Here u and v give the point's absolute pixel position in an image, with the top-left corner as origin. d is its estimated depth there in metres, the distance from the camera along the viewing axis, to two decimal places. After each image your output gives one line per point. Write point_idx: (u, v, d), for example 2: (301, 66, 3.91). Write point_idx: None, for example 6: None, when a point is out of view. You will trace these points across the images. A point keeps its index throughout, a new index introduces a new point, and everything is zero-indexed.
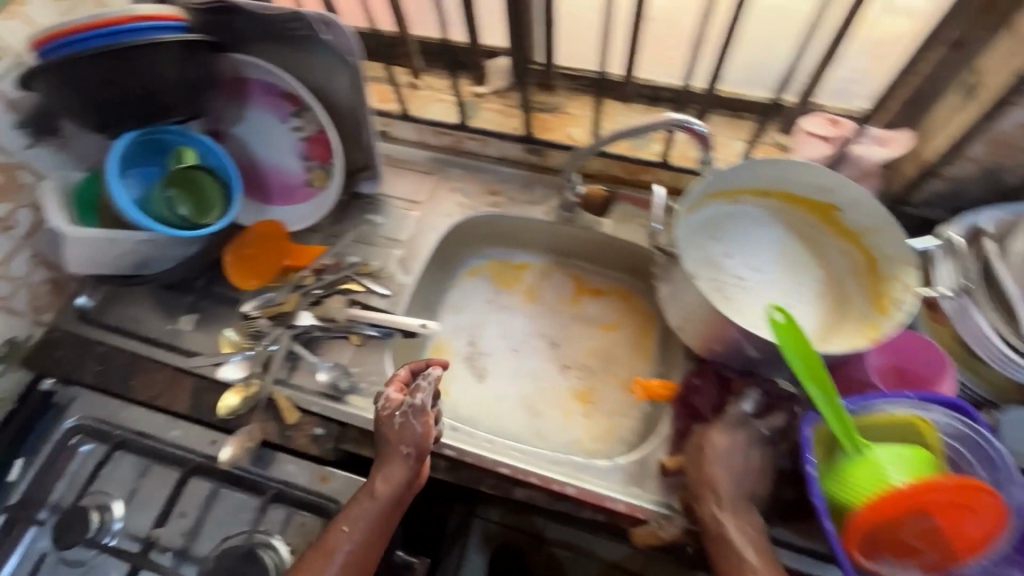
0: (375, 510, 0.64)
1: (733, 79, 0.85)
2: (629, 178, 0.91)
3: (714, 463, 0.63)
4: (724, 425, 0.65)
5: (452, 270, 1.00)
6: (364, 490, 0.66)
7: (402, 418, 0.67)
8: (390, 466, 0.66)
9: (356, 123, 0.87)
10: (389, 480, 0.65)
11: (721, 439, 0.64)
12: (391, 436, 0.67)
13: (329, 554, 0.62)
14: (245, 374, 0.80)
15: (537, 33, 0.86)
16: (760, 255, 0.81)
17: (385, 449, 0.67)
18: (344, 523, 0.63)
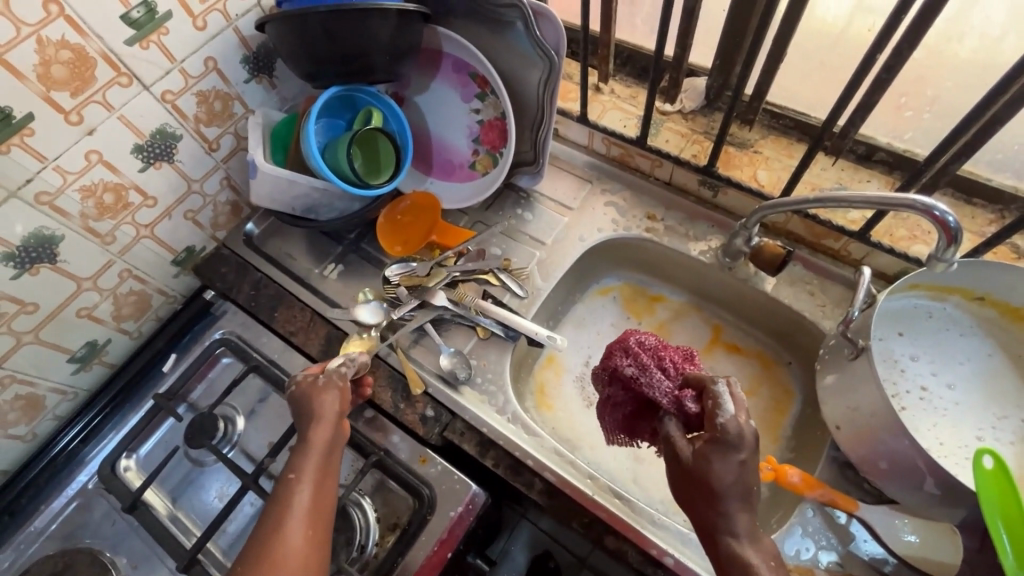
0: (316, 455, 0.63)
1: (979, 159, 0.73)
2: (811, 240, 0.81)
3: (721, 490, 0.50)
4: (722, 445, 0.51)
5: (586, 284, 0.97)
6: (299, 443, 0.64)
7: (326, 378, 0.68)
8: (325, 414, 0.65)
9: (537, 117, 0.86)
10: (321, 429, 0.64)
11: (723, 467, 0.50)
12: (318, 393, 0.66)
13: (286, 510, 0.59)
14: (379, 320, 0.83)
15: (754, 63, 0.79)
16: (959, 371, 0.69)
17: (317, 407, 0.65)
18: (291, 473, 0.62)
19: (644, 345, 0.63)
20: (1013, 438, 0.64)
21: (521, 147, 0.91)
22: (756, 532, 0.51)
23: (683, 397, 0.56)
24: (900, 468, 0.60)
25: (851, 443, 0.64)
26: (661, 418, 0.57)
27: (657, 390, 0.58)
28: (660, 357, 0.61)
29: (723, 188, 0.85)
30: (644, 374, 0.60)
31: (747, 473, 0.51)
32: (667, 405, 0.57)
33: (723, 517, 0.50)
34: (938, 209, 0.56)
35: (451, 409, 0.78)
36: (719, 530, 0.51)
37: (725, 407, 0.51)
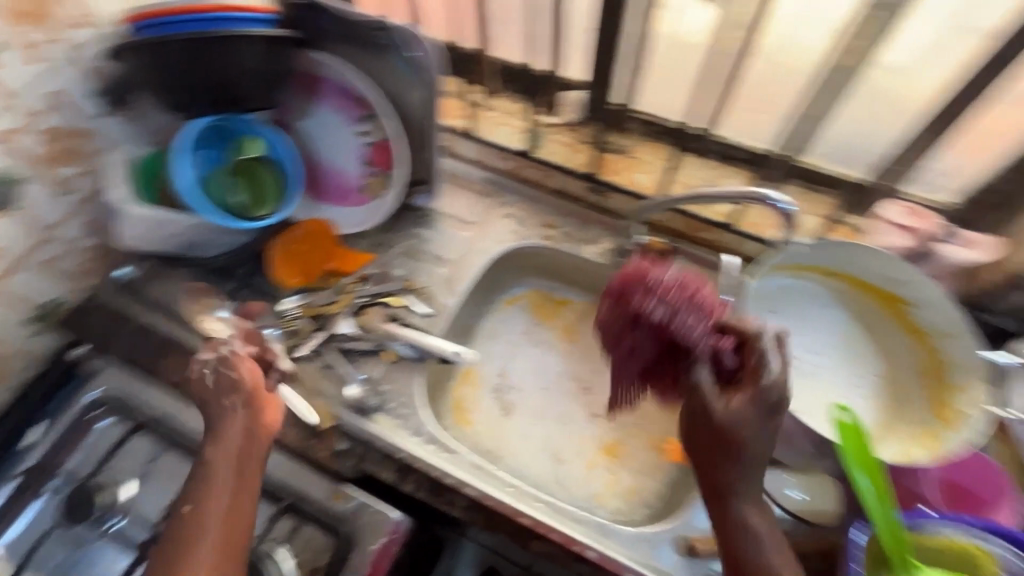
0: (224, 473, 0.62)
1: (818, 152, 0.81)
2: (690, 234, 0.87)
3: (744, 450, 0.60)
4: (760, 399, 0.60)
5: (494, 296, 0.98)
6: (204, 465, 0.63)
7: (212, 373, 0.67)
8: (225, 419, 0.65)
9: (425, 136, 0.86)
10: (225, 438, 0.64)
11: (738, 416, 0.60)
12: (224, 397, 0.66)
13: (193, 540, 0.58)
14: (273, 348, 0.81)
15: (622, 75, 0.85)
16: (819, 337, 0.78)
17: (224, 417, 0.65)
18: (188, 503, 0.60)
19: (668, 284, 0.71)
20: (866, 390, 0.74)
21: (414, 167, 0.91)
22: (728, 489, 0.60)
23: (727, 351, 0.66)
24: (781, 432, 0.66)
25: None
26: (694, 362, 0.67)
27: (696, 339, 0.67)
28: (686, 296, 0.70)
29: (608, 192, 0.92)
30: (676, 321, 0.69)
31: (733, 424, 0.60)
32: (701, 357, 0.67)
33: (735, 484, 0.59)
34: (779, 199, 0.65)
35: (364, 439, 0.75)
36: (730, 490, 0.60)
37: (771, 362, 0.61)
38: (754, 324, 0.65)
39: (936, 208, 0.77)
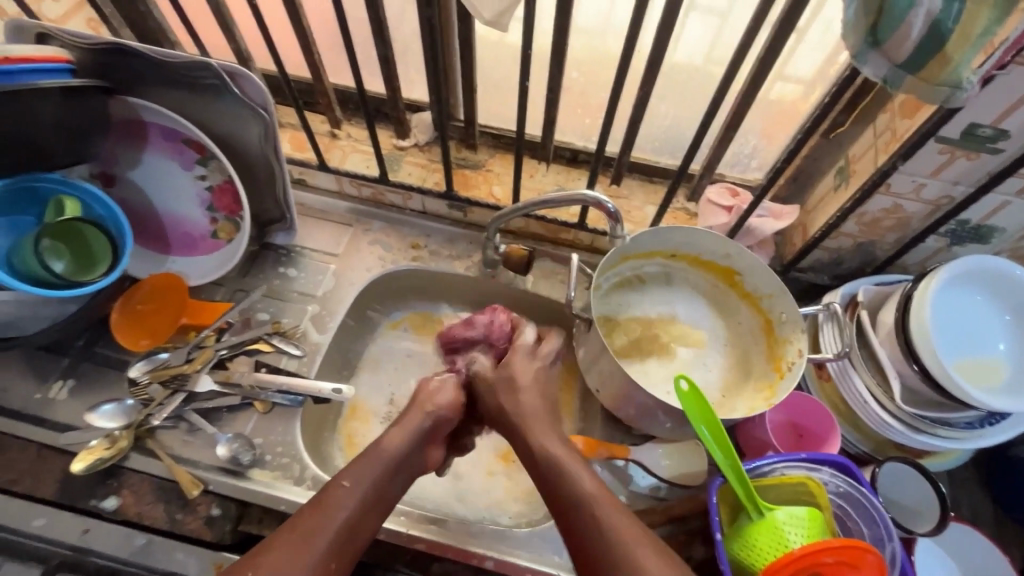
0: (383, 465, 0.62)
1: (643, 146, 0.90)
2: (551, 236, 0.93)
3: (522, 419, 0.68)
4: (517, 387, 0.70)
5: (372, 323, 0.96)
6: (370, 450, 0.63)
7: (440, 382, 0.72)
8: (405, 423, 0.67)
9: (268, 172, 0.83)
10: (409, 441, 0.66)
11: (525, 368, 0.71)
12: (437, 396, 0.71)
13: (326, 512, 0.56)
14: (120, 424, 0.73)
15: (457, 94, 0.87)
16: (675, 319, 0.84)
17: (444, 402, 0.71)
18: (346, 480, 0.59)
19: (496, 322, 0.77)
20: (715, 362, 0.81)
21: (263, 206, 0.87)
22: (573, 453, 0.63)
23: (487, 355, 0.75)
24: (642, 411, 0.72)
25: (612, 402, 0.75)
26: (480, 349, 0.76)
27: (479, 330, 0.76)
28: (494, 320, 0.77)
29: (469, 207, 0.93)
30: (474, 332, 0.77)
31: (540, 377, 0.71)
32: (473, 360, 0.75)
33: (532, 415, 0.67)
34: (602, 200, 0.72)
35: (242, 500, 0.71)
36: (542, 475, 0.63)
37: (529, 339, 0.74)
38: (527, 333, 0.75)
39: (749, 185, 0.86)
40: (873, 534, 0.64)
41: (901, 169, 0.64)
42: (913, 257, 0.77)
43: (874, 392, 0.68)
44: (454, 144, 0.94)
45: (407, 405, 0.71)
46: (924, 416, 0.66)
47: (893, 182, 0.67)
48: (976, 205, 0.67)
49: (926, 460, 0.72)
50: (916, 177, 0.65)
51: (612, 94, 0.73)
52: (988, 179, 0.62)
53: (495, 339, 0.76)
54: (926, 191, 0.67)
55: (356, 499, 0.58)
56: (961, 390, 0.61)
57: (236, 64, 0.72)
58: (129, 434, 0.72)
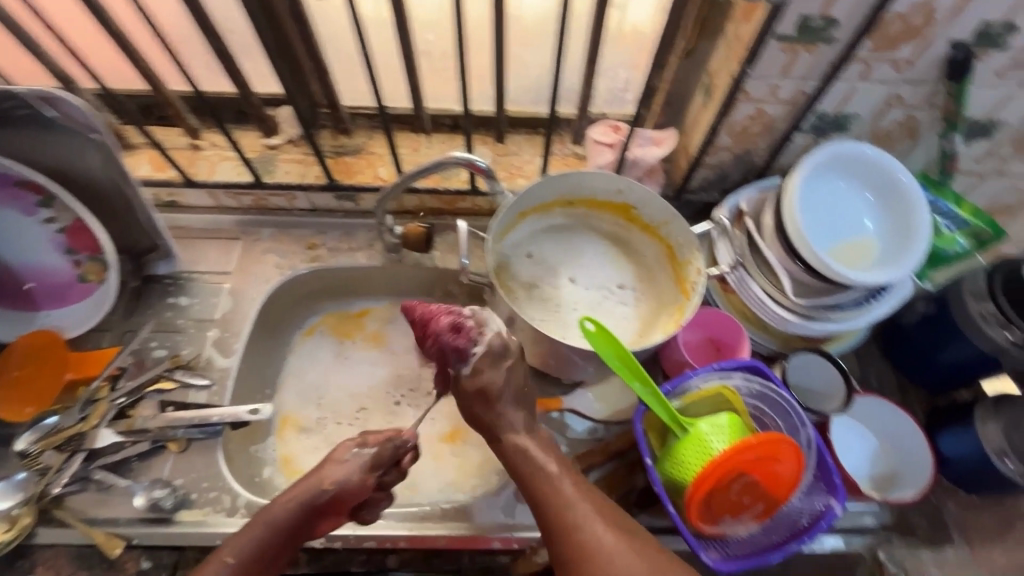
0: (266, 534, 0.59)
1: (519, 99, 0.87)
2: (448, 208, 0.91)
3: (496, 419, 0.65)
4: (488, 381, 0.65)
5: (286, 334, 0.92)
6: (260, 514, 0.60)
7: (353, 453, 0.64)
8: (297, 495, 0.61)
9: (123, 199, 0.76)
10: (301, 514, 0.60)
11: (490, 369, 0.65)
12: (335, 469, 0.63)
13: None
14: (16, 504, 0.66)
15: (313, 79, 0.82)
16: (586, 265, 0.85)
17: (341, 481, 0.62)
18: (228, 553, 0.58)
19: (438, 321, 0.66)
20: (630, 300, 0.83)
21: (132, 238, 0.81)
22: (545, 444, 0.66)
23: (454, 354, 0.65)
24: (561, 360, 0.73)
25: (533, 357, 0.75)
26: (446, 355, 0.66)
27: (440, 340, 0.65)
28: (439, 325, 0.66)
29: (359, 194, 0.88)
30: (441, 339, 0.66)
31: (514, 375, 0.66)
32: (507, 351, 0.66)
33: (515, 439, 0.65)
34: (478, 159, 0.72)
35: (174, 545, 0.68)
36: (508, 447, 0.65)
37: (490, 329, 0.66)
38: (484, 330, 0.66)
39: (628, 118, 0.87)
40: (788, 425, 0.68)
41: (752, 73, 0.66)
42: (786, 158, 0.79)
43: (767, 292, 0.71)
44: (326, 133, 0.90)
45: (310, 472, 0.64)
46: (812, 304, 0.70)
47: (750, 88, 0.68)
48: (828, 95, 0.69)
49: (828, 345, 0.77)
50: (769, 79, 0.67)
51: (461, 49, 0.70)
52: (831, 68, 0.65)
53: (450, 342, 0.65)
54: (780, 91, 0.69)
55: (235, 574, 0.57)
56: (837, 272, 0.64)
57: (42, 88, 0.64)
58: (31, 509, 0.66)
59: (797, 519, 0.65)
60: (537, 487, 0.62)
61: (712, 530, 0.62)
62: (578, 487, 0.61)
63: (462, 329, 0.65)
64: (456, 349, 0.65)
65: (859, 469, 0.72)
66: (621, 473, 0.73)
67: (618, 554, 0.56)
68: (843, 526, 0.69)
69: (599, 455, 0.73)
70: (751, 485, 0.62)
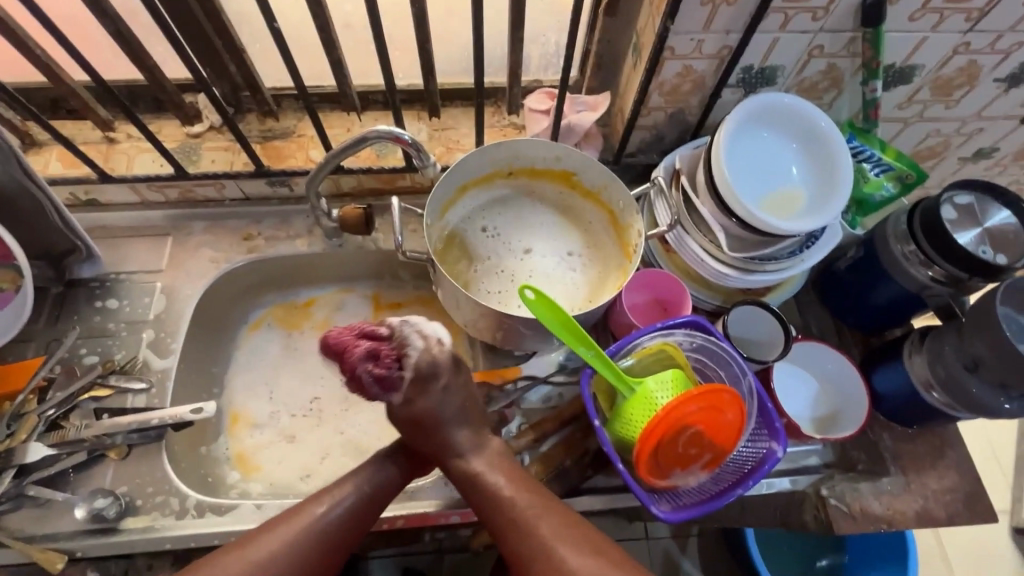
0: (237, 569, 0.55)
1: (451, 70, 0.87)
2: (387, 187, 0.88)
3: (439, 422, 0.65)
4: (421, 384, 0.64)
5: (230, 329, 0.89)
6: (232, 549, 0.57)
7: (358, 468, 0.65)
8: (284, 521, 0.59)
9: (29, 202, 0.71)
10: (287, 541, 0.58)
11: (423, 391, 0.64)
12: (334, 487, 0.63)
13: None
14: None
15: (229, 63, 0.77)
16: (532, 232, 0.85)
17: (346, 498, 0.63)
18: None
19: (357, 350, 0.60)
20: (577, 265, 0.84)
21: (47, 241, 0.76)
22: (480, 445, 0.66)
23: (388, 383, 0.62)
24: (508, 331, 0.73)
25: (480, 331, 0.74)
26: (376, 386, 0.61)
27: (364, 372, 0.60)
28: (359, 357, 0.59)
29: (292, 178, 0.84)
30: (367, 371, 0.60)
31: (452, 388, 0.66)
32: (438, 371, 0.64)
33: (445, 445, 0.66)
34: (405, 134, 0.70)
35: (121, 554, 0.67)
36: (448, 455, 0.66)
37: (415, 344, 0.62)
38: (409, 347, 0.62)
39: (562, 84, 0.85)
40: (730, 375, 0.70)
41: (674, 29, 0.66)
42: (718, 114, 0.80)
43: (704, 248, 0.72)
44: (251, 117, 0.86)
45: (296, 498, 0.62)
46: (749, 257, 0.71)
47: (675, 45, 0.68)
48: (752, 48, 0.69)
49: (767, 297, 0.79)
50: (692, 35, 0.67)
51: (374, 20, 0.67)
52: (751, 20, 0.65)
53: (378, 370, 0.61)
54: (704, 46, 0.69)
55: None
56: (765, 222, 0.65)
57: None
58: None
59: (742, 465, 0.67)
60: (477, 493, 0.63)
61: (663, 482, 0.63)
62: (522, 484, 0.62)
63: (390, 353, 0.61)
64: (389, 380, 0.61)
65: (801, 412, 0.75)
66: (576, 438, 0.73)
67: (559, 539, 0.57)
68: (787, 465, 0.73)
69: (553, 422, 0.74)
70: (696, 435, 0.64)
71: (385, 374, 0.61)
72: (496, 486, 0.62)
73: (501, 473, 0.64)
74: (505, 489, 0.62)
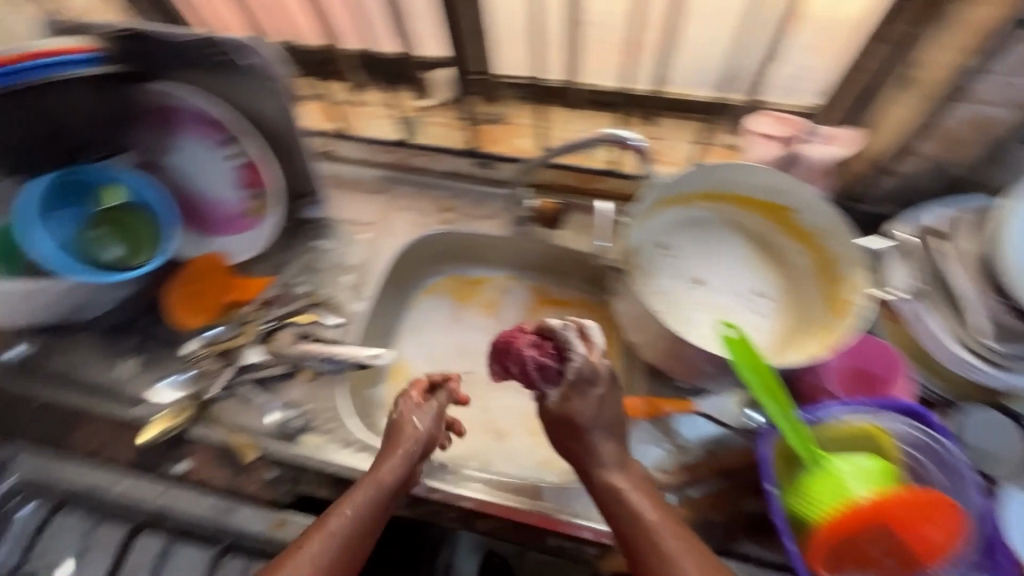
0: (345, 519, 0.57)
1: (680, 81, 0.81)
2: (581, 186, 0.88)
3: (584, 423, 0.63)
4: (578, 384, 0.64)
5: (408, 288, 0.96)
6: (336, 506, 0.58)
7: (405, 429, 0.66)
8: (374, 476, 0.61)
9: (288, 149, 0.82)
10: (381, 494, 0.60)
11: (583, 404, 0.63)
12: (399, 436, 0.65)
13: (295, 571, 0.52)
14: (180, 396, 0.78)
15: (469, 44, 0.82)
16: (720, 266, 0.78)
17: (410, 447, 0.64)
18: (315, 538, 0.55)
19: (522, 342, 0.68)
20: (771, 307, 0.76)
21: (293, 180, 0.88)
22: (624, 461, 0.63)
23: (545, 375, 0.66)
24: (686, 362, 0.68)
25: (653, 355, 0.71)
26: (533, 378, 0.66)
27: (524, 362, 0.66)
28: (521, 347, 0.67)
29: (497, 162, 0.91)
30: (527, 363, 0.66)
31: (606, 402, 0.64)
32: (597, 377, 0.64)
33: (589, 452, 0.63)
34: (633, 139, 0.69)
35: (295, 464, 0.74)
36: (592, 466, 0.62)
37: (576, 345, 0.64)
38: (571, 348, 0.64)
39: (799, 112, 0.78)
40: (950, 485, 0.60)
41: (991, 69, 0.57)
42: (997, 174, 0.68)
43: (946, 326, 0.64)
44: (476, 99, 0.90)
45: (385, 442, 0.66)
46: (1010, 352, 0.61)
47: (982, 88, 0.59)
48: None
49: (1009, 402, 0.66)
50: (1008, 77, 0.58)
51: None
52: None
53: (537, 362, 0.66)
54: (1012, 93, 0.59)
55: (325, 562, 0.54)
56: None
57: (241, 38, 0.71)
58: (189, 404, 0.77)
59: None
60: (617, 512, 0.59)
61: None
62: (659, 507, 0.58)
63: (551, 349, 0.66)
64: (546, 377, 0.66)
65: None
66: (730, 494, 0.67)
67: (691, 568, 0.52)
68: None
69: (708, 469, 0.69)
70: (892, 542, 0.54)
71: (545, 367, 0.66)
72: (635, 504, 0.58)
73: (642, 495, 0.59)
74: (649, 514, 0.57)
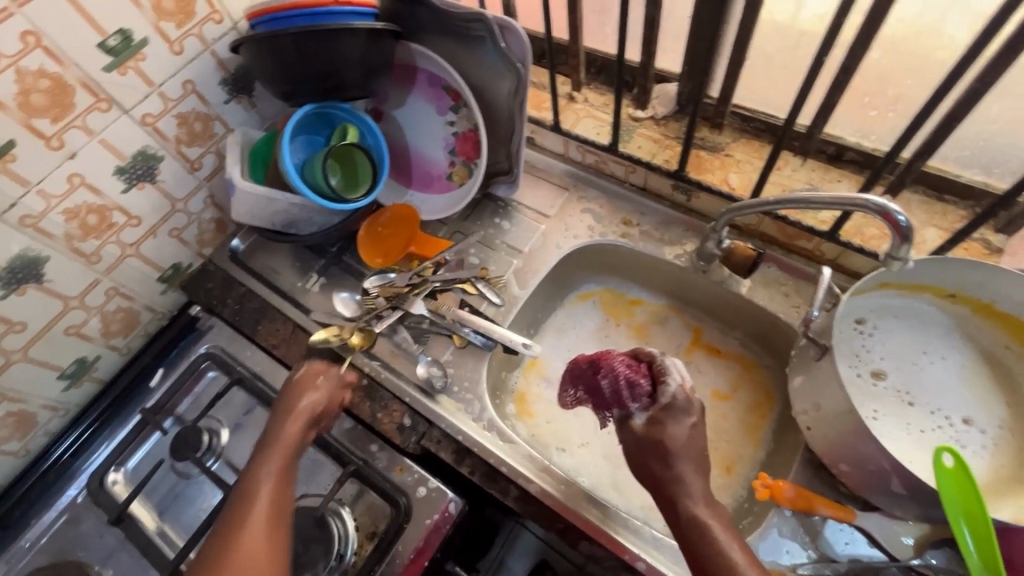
0: (282, 443, 0.67)
1: (946, 155, 0.73)
2: (784, 240, 0.83)
3: (673, 448, 0.60)
4: (670, 410, 0.62)
5: (564, 292, 0.96)
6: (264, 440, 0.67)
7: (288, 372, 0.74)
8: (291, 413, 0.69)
9: (510, 127, 0.87)
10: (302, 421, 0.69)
11: (671, 430, 0.61)
12: (301, 385, 0.72)
13: (245, 494, 0.62)
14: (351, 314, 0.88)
15: (717, 65, 0.80)
16: (931, 371, 0.69)
17: (301, 386, 0.72)
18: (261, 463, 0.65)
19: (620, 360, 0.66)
20: (983, 440, 0.64)
21: (496, 157, 0.93)
22: (709, 496, 0.58)
23: (639, 396, 0.63)
24: (863, 470, 0.60)
25: (823, 447, 0.64)
26: (621, 397, 0.64)
27: (615, 378, 0.64)
28: (618, 364, 0.65)
29: (696, 192, 0.85)
30: (624, 378, 0.64)
31: (695, 434, 0.62)
32: (689, 407, 0.62)
33: (676, 480, 0.59)
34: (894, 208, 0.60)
35: (428, 418, 0.79)
36: (676, 495, 0.58)
37: (673, 370, 0.63)
38: (670, 373, 0.64)
39: None
40: None
41: None
42: None
43: None
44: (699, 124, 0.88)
45: (286, 390, 0.72)
46: None
47: None
48: None
49: None
50: None
51: (952, 73, 0.58)
52: None
53: (632, 379, 0.64)
54: None
55: (273, 478, 0.64)
56: None
57: (510, 19, 0.76)
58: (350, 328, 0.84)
59: None
60: (698, 548, 0.55)
61: None
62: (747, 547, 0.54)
63: (641, 372, 0.65)
64: (634, 399, 0.63)
65: None
66: None
67: None
68: None
69: None
70: None
71: (634, 384, 0.64)
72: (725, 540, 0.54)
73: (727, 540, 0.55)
74: (739, 561, 0.53)
